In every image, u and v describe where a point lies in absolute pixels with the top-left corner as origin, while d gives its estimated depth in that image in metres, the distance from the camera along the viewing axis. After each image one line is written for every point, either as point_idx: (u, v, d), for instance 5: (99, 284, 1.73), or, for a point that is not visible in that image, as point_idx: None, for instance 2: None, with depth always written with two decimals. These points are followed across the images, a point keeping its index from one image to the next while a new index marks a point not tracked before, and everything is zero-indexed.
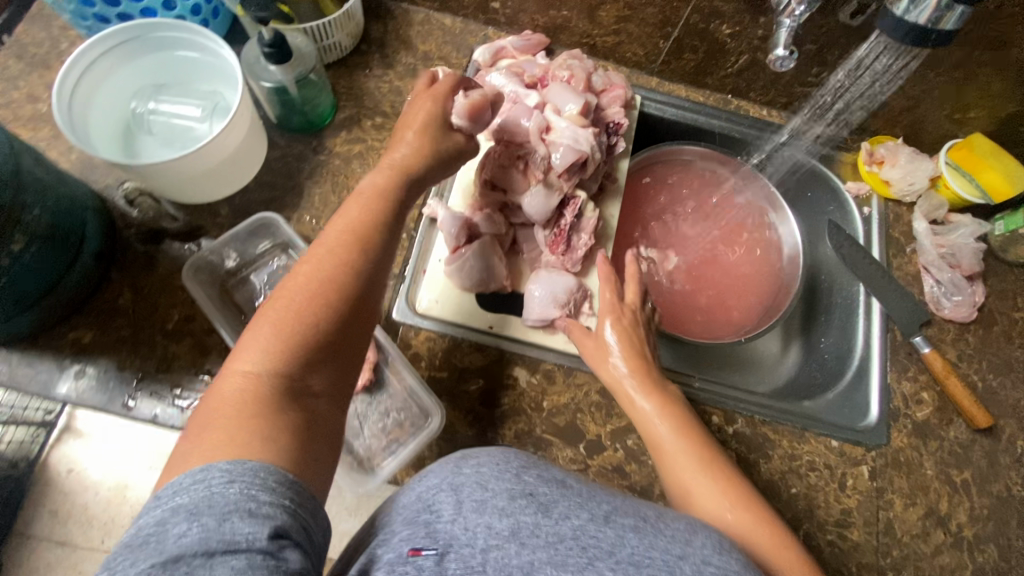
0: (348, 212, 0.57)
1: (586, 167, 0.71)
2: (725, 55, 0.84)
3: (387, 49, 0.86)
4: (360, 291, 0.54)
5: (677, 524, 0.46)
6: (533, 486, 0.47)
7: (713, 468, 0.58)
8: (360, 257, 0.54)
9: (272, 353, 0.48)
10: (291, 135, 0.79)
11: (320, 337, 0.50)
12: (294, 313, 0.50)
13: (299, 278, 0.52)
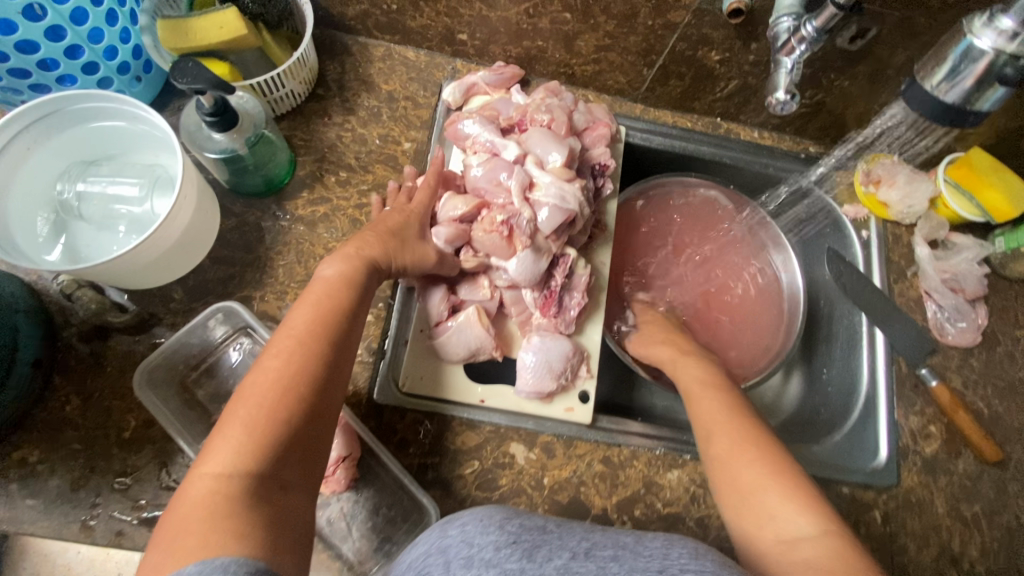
0: (312, 297, 0.51)
1: (574, 224, 0.66)
2: (714, 80, 0.78)
3: (346, 92, 0.78)
4: (334, 376, 0.48)
5: (655, 543, 0.48)
6: (515, 535, 0.47)
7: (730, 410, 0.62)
8: (327, 337, 0.49)
9: (240, 452, 0.41)
10: (246, 200, 0.72)
11: (291, 429, 0.44)
12: (266, 406, 0.44)
13: (266, 367, 0.46)
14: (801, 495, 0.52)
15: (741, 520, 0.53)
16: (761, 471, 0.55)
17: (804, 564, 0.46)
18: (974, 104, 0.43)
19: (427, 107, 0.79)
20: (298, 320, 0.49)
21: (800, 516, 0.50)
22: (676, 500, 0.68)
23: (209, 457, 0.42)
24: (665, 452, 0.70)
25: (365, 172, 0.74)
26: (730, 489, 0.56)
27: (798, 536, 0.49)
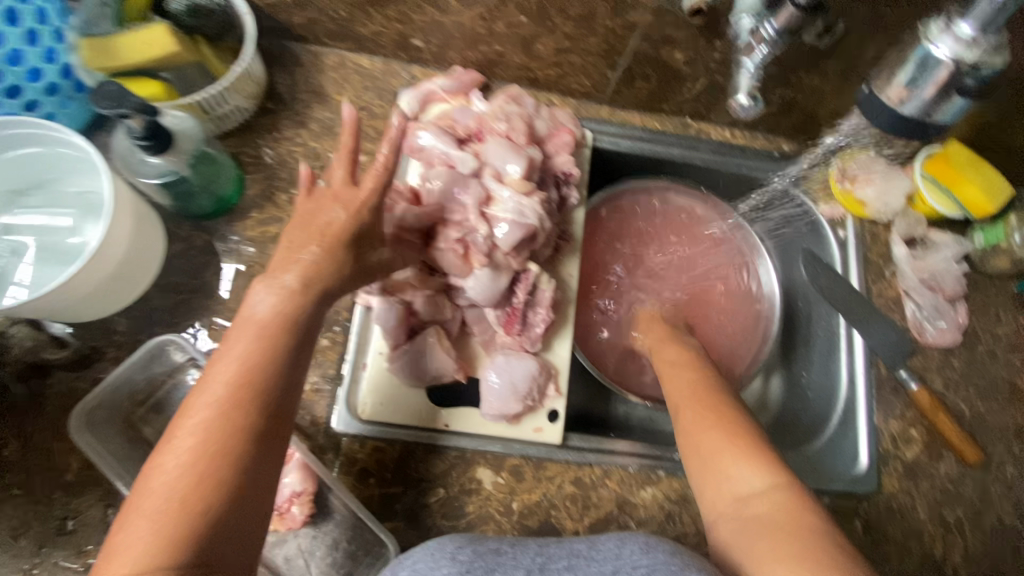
0: (235, 343, 0.44)
1: (536, 239, 0.63)
2: (681, 81, 0.75)
3: (297, 104, 0.75)
4: (260, 437, 0.42)
5: (608, 546, 0.53)
6: (468, 563, 0.51)
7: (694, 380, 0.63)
8: (254, 390, 0.43)
9: (155, 544, 0.37)
10: (193, 223, 0.69)
11: (207, 514, 0.39)
12: (177, 490, 0.39)
13: (180, 439, 0.40)
14: (755, 454, 0.53)
15: (701, 483, 0.55)
16: (718, 433, 0.55)
17: (757, 520, 0.48)
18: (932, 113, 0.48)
19: (383, 117, 0.76)
20: (222, 375, 0.43)
21: (754, 472, 0.51)
22: (650, 519, 0.66)
23: (120, 549, 0.37)
24: (638, 469, 0.68)
25: None
26: (689, 454, 0.57)
27: (751, 492, 0.50)
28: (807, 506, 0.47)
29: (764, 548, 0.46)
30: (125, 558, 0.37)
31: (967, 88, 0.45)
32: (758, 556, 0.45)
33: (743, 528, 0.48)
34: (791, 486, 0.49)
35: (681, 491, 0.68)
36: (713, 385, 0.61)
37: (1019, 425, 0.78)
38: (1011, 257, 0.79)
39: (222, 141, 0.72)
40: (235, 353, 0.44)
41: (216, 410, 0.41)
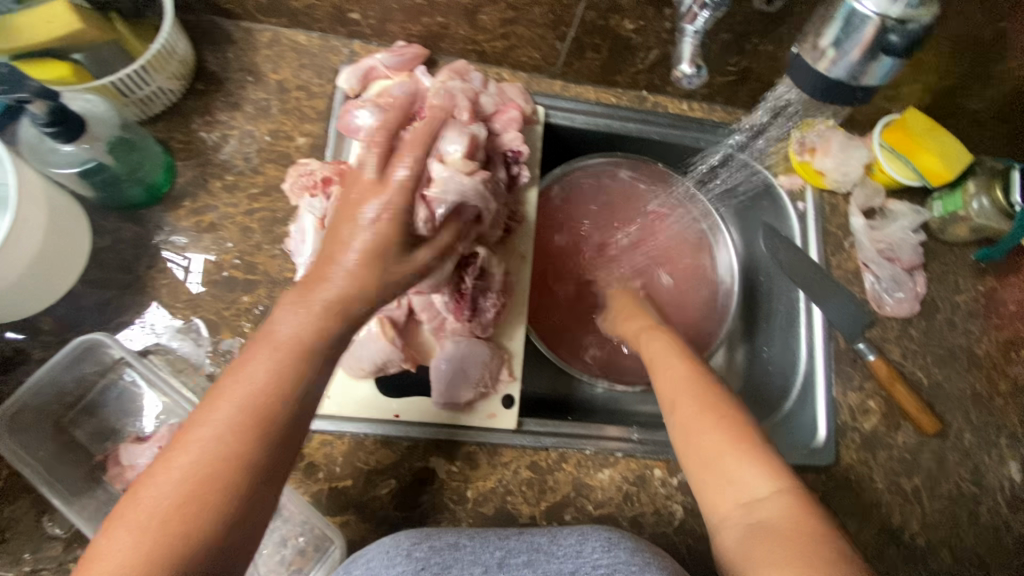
0: (251, 365, 0.43)
1: (481, 221, 0.61)
2: (633, 51, 0.72)
3: (229, 85, 0.71)
4: (267, 463, 0.42)
5: (568, 541, 0.54)
6: (422, 560, 0.51)
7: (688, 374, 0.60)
8: (259, 425, 0.42)
9: (132, 561, 0.37)
10: (120, 214, 0.65)
11: (195, 532, 0.39)
12: (171, 505, 0.39)
13: (185, 452, 0.40)
14: (759, 456, 0.51)
15: (700, 484, 0.53)
16: (719, 434, 0.53)
17: (763, 526, 0.46)
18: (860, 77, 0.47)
19: (322, 97, 0.72)
20: (236, 399, 0.42)
21: (758, 475, 0.50)
22: (608, 500, 0.66)
23: (99, 554, 0.38)
24: (595, 451, 0.67)
25: (256, 175, 0.69)
26: (688, 455, 0.54)
27: (758, 496, 0.48)
28: (813, 509, 0.46)
29: (771, 554, 0.44)
30: (103, 566, 0.37)
31: (893, 50, 0.45)
32: (764, 564, 0.44)
33: (749, 535, 0.47)
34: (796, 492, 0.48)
35: (639, 471, 0.67)
36: (708, 380, 0.59)
37: (975, 391, 0.79)
38: (970, 225, 0.78)
39: (149, 126, 0.68)
40: (251, 373, 0.42)
41: (222, 429, 0.41)
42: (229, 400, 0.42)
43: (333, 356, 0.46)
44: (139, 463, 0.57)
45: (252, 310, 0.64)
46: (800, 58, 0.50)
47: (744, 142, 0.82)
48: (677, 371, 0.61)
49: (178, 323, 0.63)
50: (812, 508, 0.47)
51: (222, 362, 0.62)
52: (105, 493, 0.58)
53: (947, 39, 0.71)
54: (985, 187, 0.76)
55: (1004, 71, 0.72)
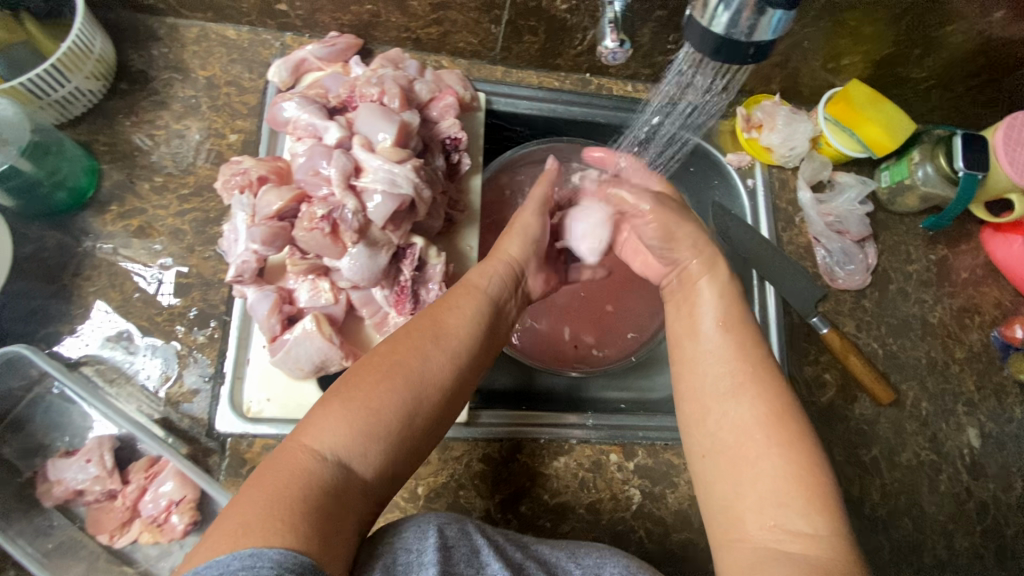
0: (458, 302, 0.54)
1: (416, 209, 0.59)
2: (569, 32, 0.71)
3: (155, 84, 0.69)
4: (451, 402, 0.49)
5: (587, 560, 0.46)
6: (452, 539, 0.43)
7: (762, 368, 0.52)
8: (465, 355, 0.50)
9: (345, 440, 0.43)
10: (43, 222, 0.63)
11: (399, 430, 0.45)
12: (382, 396, 0.45)
13: (409, 356, 0.48)
14: (817, 496, 0.45)
15: (730, 485, 0.48)
16: (781, 458, 0.47)
17: (798, 564, 0.42)
18: (752, 34, 0.37)
19: (253, 92, 0.70)
20: (453, 324, 0.52)
21: (808, 509, 0.45)
22: (564, 489, 0.65)
23: (316, 427, 0.43)
24: (550, 439, 0.66)
25: (186, 175, 0.66)
26: (727, 457, 0.49)
27: (800, 531, 0.44)
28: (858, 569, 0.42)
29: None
30: (320, 435, 0.42)
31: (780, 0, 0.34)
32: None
33: (771, 561, 0.43)
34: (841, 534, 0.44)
35: (595, 457, 0.67)
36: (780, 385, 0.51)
37: (931, 359, 0.79)
38: (918, 194, 0.79)
39: (70, 130, 0.66)
40: (460, 315, 0.53)
41: (431, 350, 0.49)
42: (440, 327, 0.51)
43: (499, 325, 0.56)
44: (67, 478, 0.55)
45: (186, 314, 0.62)
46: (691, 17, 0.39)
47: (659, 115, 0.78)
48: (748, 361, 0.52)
49: (108, 331, 0.61)
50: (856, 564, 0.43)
51: (156, 369, 0.60)
52: (35, 511, 0.55)
53: (883, 9, 0.68)
54: (929, 155, 0.77)
55: (944, 33, 0.72)
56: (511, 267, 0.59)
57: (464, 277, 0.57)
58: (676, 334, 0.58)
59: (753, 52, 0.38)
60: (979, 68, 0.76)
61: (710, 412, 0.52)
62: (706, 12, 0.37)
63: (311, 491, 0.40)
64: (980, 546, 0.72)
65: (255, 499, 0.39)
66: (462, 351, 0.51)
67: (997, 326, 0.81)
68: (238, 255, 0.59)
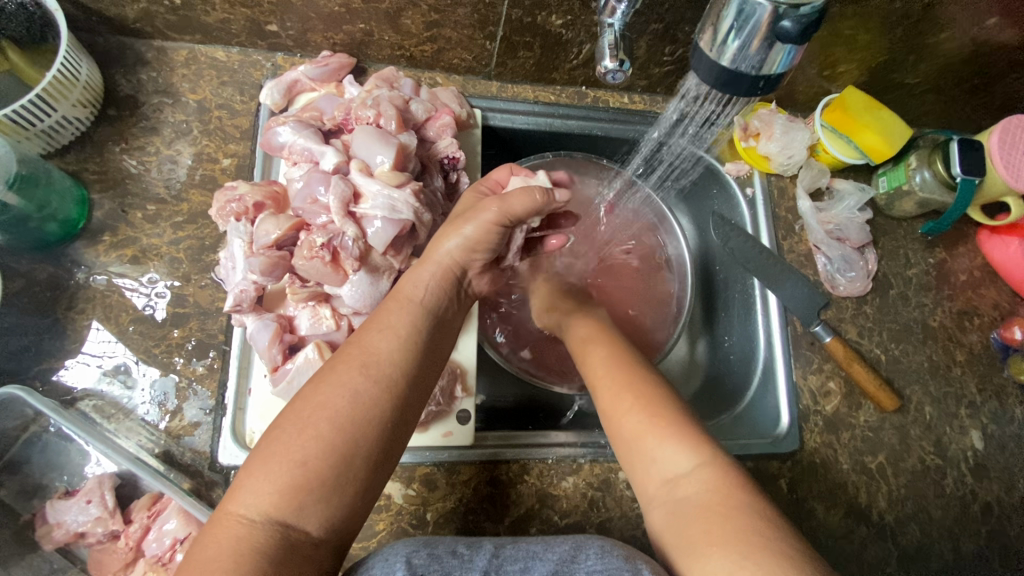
0: (391, 319, 0.51)
1: (417, 231, 0.58)
2: (565, 47, 0.71)
3: (144, 109, 0.67)
4: (391, 427, 0.46)
5: (562, 546, 0.47)
6: (423, 568, 0.43)
7: (611, 355, 0.61)
8: (400, 375, 0.48)
9: (272, 499, 0.41)
10: (32, 255, 0.61)
11: (333, 471, 0.43)
12: (305, 441, 0.43)
13: (331, 391, 0.46)
14: (672, 432, 0.52)
15: (631, 471, 0.53)
16: (641, 417, 0.53)
17: (687, 505, 0.47)
18: (761, 68, 0.37)
19: (246, 114, 0.69)
20: (384, 348, 0.49)
21: (677, 452, 0.50)
22: (574, 508, 0.64)
23: (242, 492, 0.41)
24: (557, 460, 0.66)
25: (180, 202, 0.65)
26: (620, 444, 0.54)
27: (677, 474, 0.49)
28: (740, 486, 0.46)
29: (697, 532, 0.44)
30: (245, 503, 0.41)
31: (790, 36, 0.34)
32: (702, 547, 0.43)
33: (678, 514, 0.47)
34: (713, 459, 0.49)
35: (604, 475, 0.66)
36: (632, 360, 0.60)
37: (933, 363, 0.79)
38: (915, 199, 0.79)
39: (58, 159, 0.64)
40: (383, 332, 0.50)
41: (353, 379, 0.46)
42: (363, 350, 0.49)
43: (438, 335, 0.53)
44: (67, 520, 0.53)
45: (185, 345, 0.61)
46: (698, 45, 0.39)
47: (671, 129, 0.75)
48: (601, 354, 0.61)
49: (105, 365, 0.59)
50: (741, 489, 0.46)
51: (155, 402, 0.59)
52: (35, 554, 0.54)
53: (878, 19, 0.69)
54: (926, 161, 0.76)
55: (938, 39, 0.72)
56: (447, 268, 0.56)
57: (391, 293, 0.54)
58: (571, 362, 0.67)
59: (763, 84, 0.38)
60: (974, 73, 0.76)
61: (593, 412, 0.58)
62: (715, 43, 0.37)
63: (247, 555, 0.39)
64: (985, 549, 0.72)
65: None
66: (391, 372, 0.48)
67: (996, 328, 0.82)
68: (235, 284, 0.58)
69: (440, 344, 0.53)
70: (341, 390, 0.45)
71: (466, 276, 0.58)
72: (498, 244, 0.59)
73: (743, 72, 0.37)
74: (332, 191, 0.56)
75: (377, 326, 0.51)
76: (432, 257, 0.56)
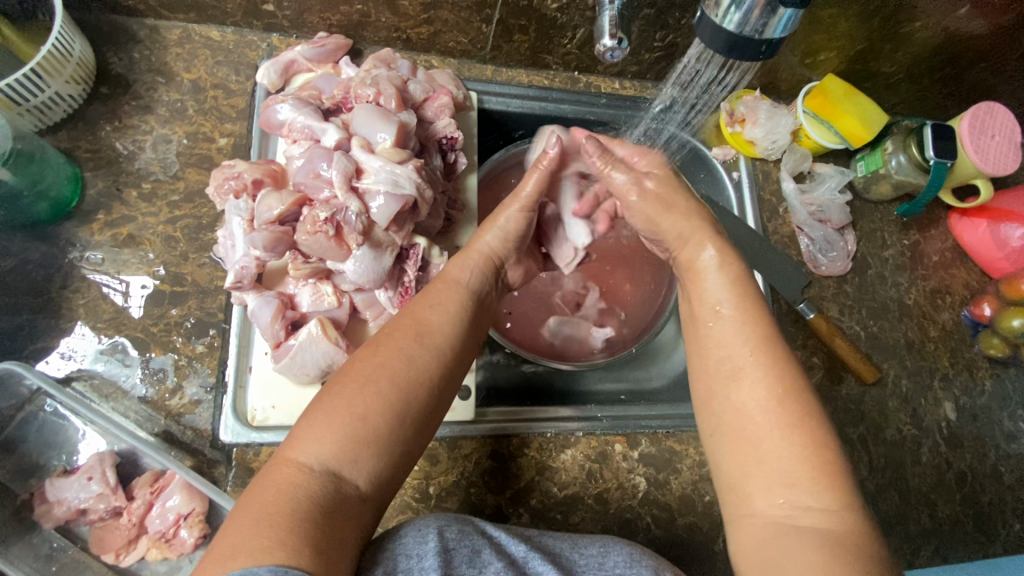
0: (439, 297, 0.52)
1: (418, 208, 0.59)
2: (560, 31, 0.73)
3: (136, 87, 0.67)
4: (439, 398, 0.48)
5: (590, 549, 0.47)
6: (453, 542, 0.42)
7: (762, 344, 0.50)
8: (450, 348, 0.49)
9: (332, 449, 0.42)
10: (24, 233, 0.60)
11: (386, 433, 0.43)
12: (365, 398, 0.44)
13: (392, 355, 0.46)
14: (825, 474, 0.45)
15: (743, 477, 0.47)
16: (785, 440, 0.46)
17: (812, 537, 0.42)
18: (762, 32, 0.39)
19: (242, 94, 0.69)
20: (435, 322, 0.50)
21: (818, 486, 0.44)
22: (572, 481, 0.66)
23: (305, 440, 0.42)
24: (555, 433, 0.67)
25: (176, 181, 0.65)
26: (735, 443, 0.48)
27: (809, 507, 0.44)
28: (873, 542, 0.42)
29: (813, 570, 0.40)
30: (306, 450, 0.41)
31: None
32: None
33: (784, 539, 0.43)
34: (852, 508, 0.44)
35: (601, 448, 0.68)
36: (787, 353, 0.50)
37: (909, 339, 0.83)
38: (891, 182, 0.83)
39: (50, 136, 0.63)
40: (433, 311, 0.51)
41: (411, 346, 0.47)
42: (416, 319, 0.50)
43: (481, 316, 0.55)
44: (68, 498, 0.53)
45: (183, 324, 0.61)
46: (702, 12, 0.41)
47: (662, 112, 0.79)
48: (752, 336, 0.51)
49: (102, 344, 0.59)
50: (868, 541, 0.42)
51: (154, 381, 0.58)
52: (33, 533, 0.53)
53: (855, 8, 0.72)
54: (902, 145, 0.80)
55: (911, 29, 0.75)
56: (488, 257, 0.58)
57: (440, 271, 0.56)
58: (687, 318, 0.57)
59: (765, 49, 0.40)
60: (945, 61, 0.80)
61: (717, 394, 0.50)
62: (719, 9, 0.39)
63: (305, 502, 0.39)
64: (960, 513, 0.76)
65: (254, 518, 0.38)
66: (442, 348, 0.49)
67: (967, 306, 0.86)
68: (236, 261, 0.58)
69: (482, 325, 0.55)
70: (400, 356, 0.46)
71: (504, 267, 0.60)
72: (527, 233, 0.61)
73: (745, 36, 0.39)
74: (332, 166, 0.57)
75: (431, 301, 0.52)
76: (475, 248, 0.57)
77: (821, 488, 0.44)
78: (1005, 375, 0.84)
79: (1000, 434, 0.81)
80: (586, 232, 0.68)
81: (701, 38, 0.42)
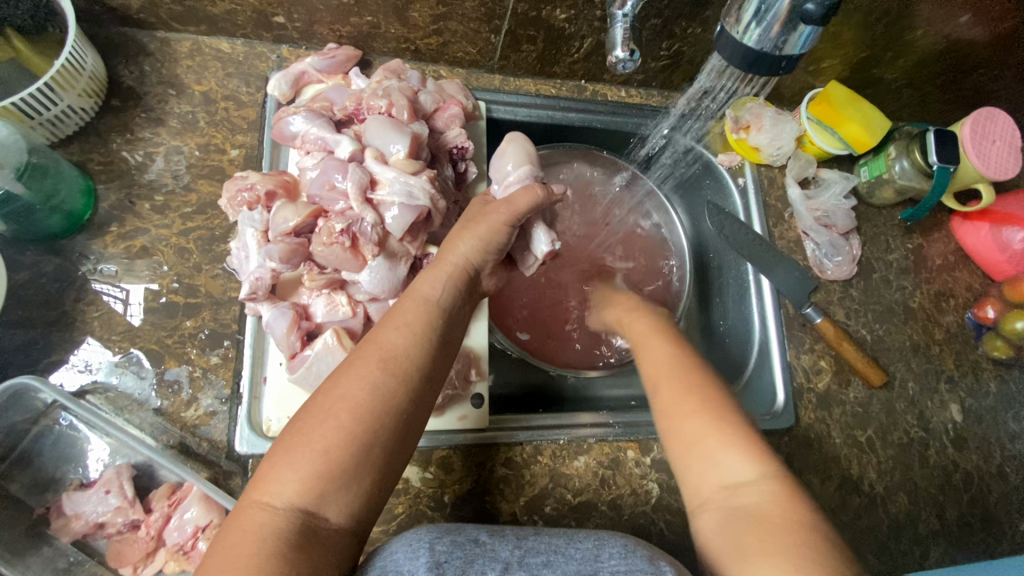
0: (407, 318, 0.52)
1: (431, 219, 0.60)
2: (567, 41, 0.73)
3: (148, 100, 0.67)
4: (407, 420, 0.47)
5: (585, 544, 0.46)
6: (444, 554, 0.42)
7: (675, 358, 0.60)
8: (419, 368, 0.49)
9: (297, 488, 0.42)
10: (37, 247, 0.60)
11: (352, 464, 0.43)
12: (323, 433, 0.44)
13: (352, 384, 0.47)
14: (748, 448, 0.50)
15: (683, 470, 0.52)
16: (705, 424, 0.52)
17: (745, 512, 0.46)
18: (782, 48, 0.40)
19: (252, 105, 0.69)
20: (399, 345, 0.50)
21: (744, 460, 0.49)
22: (586, 487, 0.66)
23: (269, 481, 0.43)
24: (567, 440, 0.68)
25: (188, 193, 0.65)
26: (675, 439, 0.53)
27: (738, 482, 0.48)
28: (801, 505, 0.45)
29: (750, 544, 0.43)
30: (274, 492, 0.42)
31: (813, 17, 0.37)
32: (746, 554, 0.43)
33: (729, 520, 0.46)
34: (780, 478, 0.48)
35: (613, 455, 0.68)
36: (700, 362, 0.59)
37: (914, 342, 0.84)
38: (894, 187, 0.83)
39: (61, 149, 0.63)
40: (392, 338, 0.50)
41: (367, 374, 0.47)
42: (376, 345, 0.50)
43: (450, 333, 0.54)
44: (85, 511, 0.53)
45: (198, 335, 0.61)
46: (722, 27, 0.42)
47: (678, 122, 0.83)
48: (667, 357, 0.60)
49: (116, 356, 0.59)
50: (798, 505, 0.45)
51: (167, 394, 0.58)
52: (49, 547, 0.53)
53: (859, 16, 0.73)
54: (905, 150, 0.81)
55: (914, 36, 0.76)
56: (462, 269, 0.58)
57: (406, 292, 0.56)
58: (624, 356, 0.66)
59: (784, 64, 0.41)
60: (946, 68, 0.81)
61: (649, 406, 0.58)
62: (740, 25, 0.40)
63: (269, 541, 0.39)
64: (966, 515, 0.77)
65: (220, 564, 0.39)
66: (404, 372, 0.48)
67: (970, 308, 0.87)
68: (251, 272, 0.58)
69: (451, 340, 0.54)
70: (357, 386, 0.46)
71: (479, 275, 0.60)
72: (507, 246, 0.62)
73: (766, 52, 0.40)
74: (347, 178, 0.57)
75: (390, 323, 0.52)
76: (449, 258, 0.58)
77: (744, 464, 0.49)
78: (1010, 376, 0.85)
79: (1005, 434, 0.82)
80: (550, 238, 0.65)
81: (722, 53, 0.43)
